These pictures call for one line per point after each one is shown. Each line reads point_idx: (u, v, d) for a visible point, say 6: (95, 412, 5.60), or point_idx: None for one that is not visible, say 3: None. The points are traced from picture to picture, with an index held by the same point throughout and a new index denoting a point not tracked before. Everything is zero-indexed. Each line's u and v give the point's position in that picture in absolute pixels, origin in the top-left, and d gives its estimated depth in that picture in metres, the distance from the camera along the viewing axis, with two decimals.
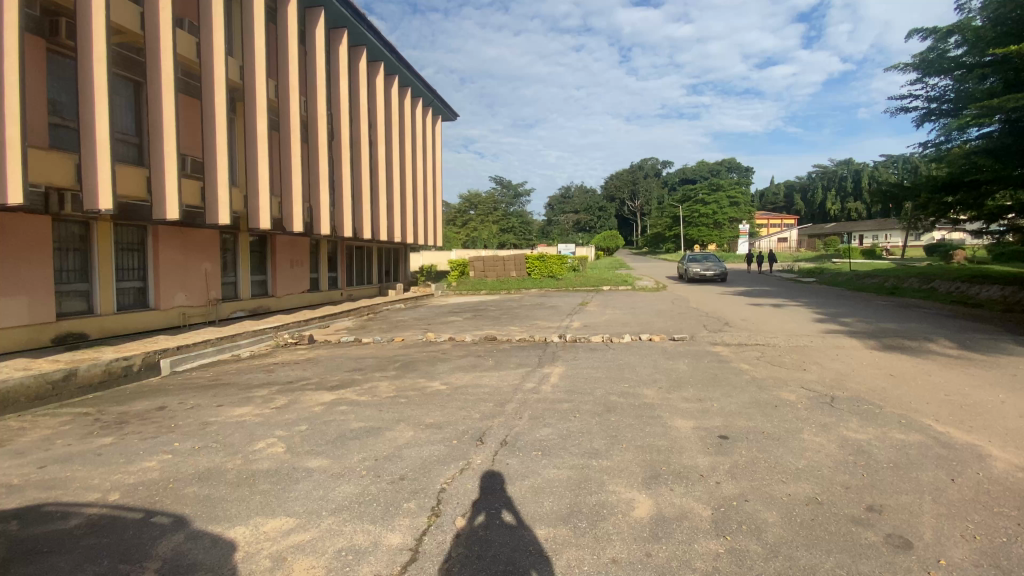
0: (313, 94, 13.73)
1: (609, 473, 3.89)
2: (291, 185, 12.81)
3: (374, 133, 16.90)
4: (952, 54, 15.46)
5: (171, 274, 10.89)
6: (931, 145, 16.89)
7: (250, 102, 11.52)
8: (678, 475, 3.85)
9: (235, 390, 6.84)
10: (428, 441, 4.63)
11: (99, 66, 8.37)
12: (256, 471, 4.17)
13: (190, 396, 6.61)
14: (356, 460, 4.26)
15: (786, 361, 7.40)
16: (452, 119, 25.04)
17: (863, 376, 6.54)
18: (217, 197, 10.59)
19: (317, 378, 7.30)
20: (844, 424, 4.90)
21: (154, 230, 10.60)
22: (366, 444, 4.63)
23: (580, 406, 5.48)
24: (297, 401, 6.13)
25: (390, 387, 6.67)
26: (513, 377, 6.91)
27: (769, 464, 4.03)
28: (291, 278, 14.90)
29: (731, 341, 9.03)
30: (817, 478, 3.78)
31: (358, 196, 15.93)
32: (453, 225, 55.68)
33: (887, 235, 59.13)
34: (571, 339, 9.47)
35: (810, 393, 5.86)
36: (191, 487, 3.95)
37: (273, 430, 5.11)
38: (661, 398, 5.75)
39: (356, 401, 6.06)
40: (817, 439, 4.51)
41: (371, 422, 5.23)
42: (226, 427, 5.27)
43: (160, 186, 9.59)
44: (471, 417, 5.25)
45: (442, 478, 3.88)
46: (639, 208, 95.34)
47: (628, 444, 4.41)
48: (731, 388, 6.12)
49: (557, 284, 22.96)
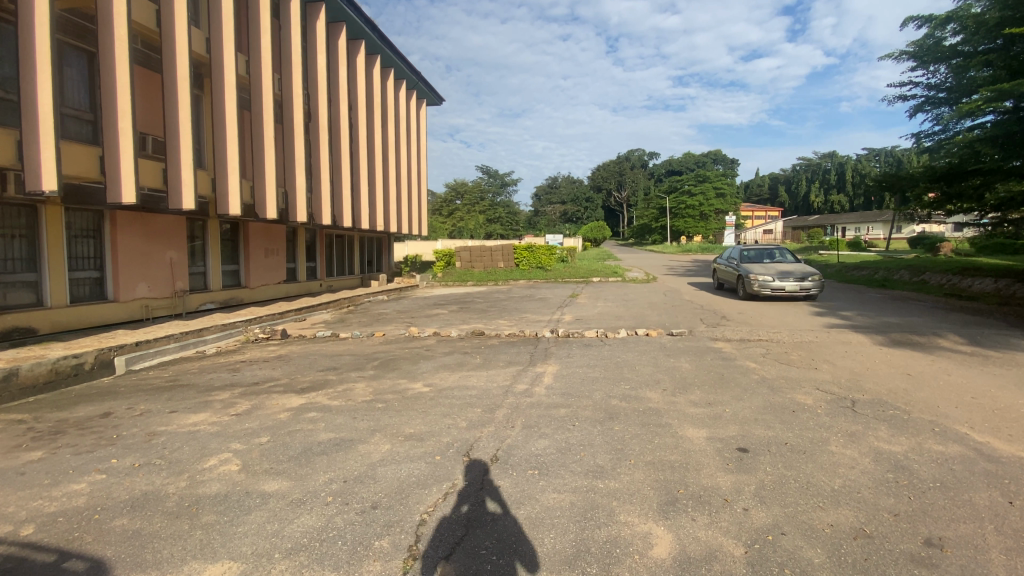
0: (287, 71, 12.86)
1: (619, 499, 3.32)
2: (264, 169, 12.01)
3: (354, 115, 16.06)
4: (950, 43, 15.16)
5: (131, 264, 10.06)
6: (925, 136, 16.58)
7: (216, 77, 10.65)
8: (699, 500, 3.31)
9: (193, 393, 6.13)
10: (406, 457, 4.03)
11: (41, 31, 7.48)
12: (201, 497, 3.53)
13: (140, 401, 5.89)
14: (321, 482, 3.64)
15: (795, 359, 6.92)
16: (437, 104, 24.12)
17: (879, 376, 6.07)
18: (181, 179, 9.78)
19: (286, 379, 6.62)
20: (873, 433, 4.39)
21: (111, 215, 9.73)
22: (333, 461, 4.00)
23: (580, 413, 4.92)
24: (261, 407, 5.46)
25: (367, 389, 6.02)
26: (503, 377, 6.31)
27: (800, 484, 3.51)
28: (266, 268, 14.07)
29: (733, 337, 8.50)
30: (858, 503, 3.26)
31: (337, 179, 15.13)
32: (439, 215, 54.60)
33: (869, 227, 60.05)
34: (563, 335, 8.91)
35: (828, 396, 5.36)
36: (121, 519, 3.30)
37: (229, 443, 4.47)
38: (667, 402, 5.19)
39: (327, 406, 5.41)
40: (848, 452, 3.99)
41: (343, 433, 4.59)
42: (175, 439, 4.61)
43: (115, 167, 8.76)
44: (457, 426, 4.65)
45: (422, 507, 3.27)
46: (625, 199, 94.88)
47: (636, 461, 3.85)
48: (741, 391, 5.59)
49: (546, 275, 22.48)
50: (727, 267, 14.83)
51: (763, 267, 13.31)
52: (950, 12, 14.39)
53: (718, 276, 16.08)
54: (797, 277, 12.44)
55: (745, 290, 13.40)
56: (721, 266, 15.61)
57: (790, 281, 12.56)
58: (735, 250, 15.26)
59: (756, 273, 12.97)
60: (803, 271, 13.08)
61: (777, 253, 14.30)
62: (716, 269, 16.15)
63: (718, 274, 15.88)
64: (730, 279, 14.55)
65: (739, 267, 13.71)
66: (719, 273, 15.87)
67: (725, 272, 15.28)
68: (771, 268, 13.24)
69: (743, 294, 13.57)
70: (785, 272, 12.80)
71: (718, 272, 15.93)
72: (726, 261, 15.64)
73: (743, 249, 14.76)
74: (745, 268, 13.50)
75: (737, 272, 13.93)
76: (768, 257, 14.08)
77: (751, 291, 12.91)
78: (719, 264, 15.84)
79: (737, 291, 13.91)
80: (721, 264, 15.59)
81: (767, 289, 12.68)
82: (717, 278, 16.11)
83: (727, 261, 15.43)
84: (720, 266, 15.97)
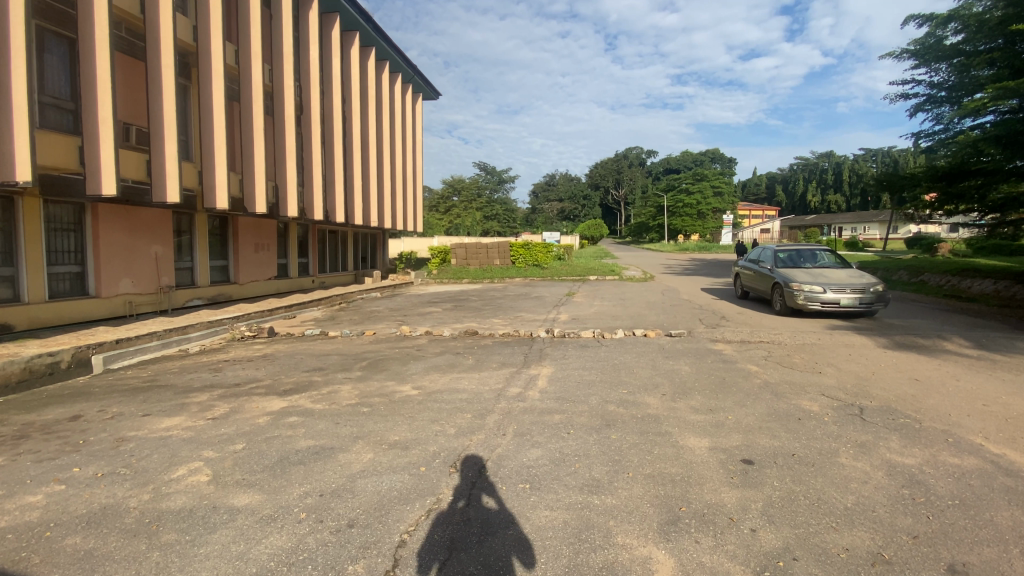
0: (278, 61, 12.51)
1: (616, 518, 3.06)
2: (254, 161, 11.68)
3: (347, 108, 15.71)
4: (951, 42, 14.98)
5: (114, 258, 9.75)
6: (924, 137, 16.52)
7: (203, 66, 10.33)
8: (702, 519, 3.06)
9: (170, 394, 5.85)
10: (388, 467, 3.77)
11: (14, 14, 7.14)
12: (164, 512, 3.27)
13: (114, 402, 5.61)
14: (295, 496, 3.38)
15: (798, 363, 6.68)
16: (433, 98, 23.73)
17: (886, 381, 5.84)
18: (165, 171, 9.46)
19: (269, 380, 6.35)
20: (885, 443, 4.15)
21: (93, 208, 9.42)
22: (310, 472, 3.73)
23: (575, 419, 4.67)
24: (239, 410, 5.18)
25: (353, 392, 5.75)
26: (495, 380, 6.05)
27: (811, 501, 3.26)
28: (256, 264, 13.75)
29: (733, 338, 8.26)
30: (874, 523, 3.03)
31: (329, 173, 14.79)
32: (435, 211, 54.20)
33: (865, 227, 60.03)
34: (559, 335, 8.63)
35: (834, 403, 5.12)
36: (75, 537, 3.03)
37: (201, 450, 4.20)
38: (667, 408, 4.95)
39: (309, 410, 5.13)
40: (859, 465, 3.75)
41: (324, 440, 4.32)
42: (144, 446, 4.34)
43: (95, 157, 8.45)
44: (445, 434, 4.39)
45: (403, 525, 3.01)
46: (623, 197, 94.57)
47: (635, 473, 3.60)
48: (744, 396, 5.35)
49: (543, 273, 22.21)
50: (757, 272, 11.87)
51: (807, 273, 10.33)
52: (951, 10, 14.11)
53: (742, 280, 13.11)
54: (855, 287, 9.50)
55: (784, 303, 10.46)
56: (748, 270, 12.59)
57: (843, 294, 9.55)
58: (762, 251, 12.28)
59: (798, 282, 10.01)
60: (857, 276, 10.13)
61: (815, 253, 11.31)
62: (740, 273, 13.25)
63: (741, 280, 12.94)
64: (761, 288, 11.57)
65: (775, 273, 10.78)
66: (743, 277, 12.91)
67: (752, 278, 12.31)
68: (817, 274, 10.26)
69: (782, 307, 10.61)
70: (837, 280, 9.84)
71: (743, 277, 12.95)
72: (752, 263, 12.66)
73: (774, 248, 11.76)
74: (783, 275, 10.54)
75: (771, 280, 10.97)
76: (809, 259, 11.06)
77: (795, 306, 9.94)
78: (744, 267, 12.86)
79: (773, 303, 10.99)
80: (748, 268, 12.57)
81: (816, 303, 9.73)
82: (741, 283, 13.14)
83: (754, 264, 12.44)
84: (743, 270, 13.07)
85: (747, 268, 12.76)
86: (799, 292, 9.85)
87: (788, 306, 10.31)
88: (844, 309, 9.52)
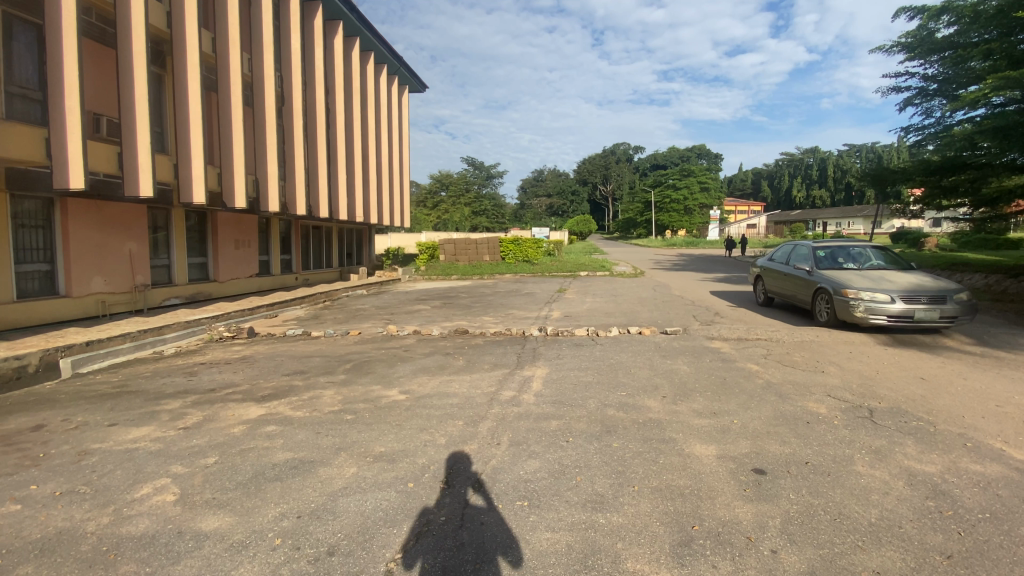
0: (258, 50, 12.03)
1: (624, 539, 2.80)
2: (232, 154, 11.22)
3: (330, 99, 15.22)
4: (942, 34, 15.10)
5: (85, 255, 9.26)
6: (913, 130, 16.65)
7: (179, 55, 9.86)
8: (717, 539, 2.81)
9: (140, 400, 5.45)
10: (374, 483, 3.46)
11: None
12: (123, 539, 2.93)
13: (79, 410, 5.20)
14: (271, 518, 3.08)
15: (799, 361, 6.47)
16: (420, 91, 23.24)
17: (892, 381, 5.66)
18: (139, 164, 8.99)
19: (247, 385, 5.98)
20: (901, 450, 3.96)
21: (63, 203, 8.93)
22: (288, 489, 3.41)
23: (573, 425, 4.40)
24: (214, 419, 4.83)
25: (336, 397, 5.42)
26: (488, 382, 5.75)
27: (832, 516, 3.05)
28: (235, 261, 13.25)
29: (730, 335, 8.05)
30: (902, 542, 2.83)
31: (312, 167, 14.32)
32: (422, 207, 53.76)
33: (849, 222, 60.65)
34: (552, 333, 8.36)
35: (842, 405, 4.92)
36: (25, 568, 2.70)
37: (169, 465, 3.84)
38: (668, 412, 4.70)
39: (289, 418, 4.80)
40: (877, 475, 3.56)
41: (304, 453, 4.00)
42: (107, 460, 3.96)
43: (62, 149, 7.95)
44: (434, 443, 4.10)
45: (389, 552, 2.72)
46: (610, 192, 94.78)
47: (640, 487, 3.34)
48: (748, 398, 5.11)
49: (533, 269, 21.91)
50: (789, 274, 9.78)
51: (862, 276, 8.24)
52: (945, 2, 14.06)
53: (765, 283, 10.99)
54: (930, 296, 7.44)
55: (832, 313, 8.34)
56: (774, 271, 10.49)
57: (913, 301, 7.46)
58: (793, 249, 10.19)
59: (854, 287, 7.92)
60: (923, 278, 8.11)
61: (860, 250, 9.28)
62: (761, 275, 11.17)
63: (764, 282, 10.91)
64: (796, 293, 9.45)
65: (816, 277, 8.75)
66: (767, 279, 10.80)
67: (779, 282, 10.27)
68: (875, 277, 8.17)
69: (828, 318, 8.49)
70: (903, 286, 7.77)
71: (766, 279, 10.84)
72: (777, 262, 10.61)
73: (810, 245, 9.68)
74: (831, 279, 8.43)
75: (811, 283, 8.93)
76: (855, 258, 9.02)
77: (852, 320, 7.82)
78: (769, 267, 10.73)
79: (814, 312, 8.90)
80: (775, 268, 10.46)
81: (879, 316, 7.62)
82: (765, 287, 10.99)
83: (782, 263, 10.34)
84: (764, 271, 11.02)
85: (772, 269, 10.66)
86: (859, 303, 7.72)
87: (837, 317, 8.22)
88: (918, 324, 7.46)
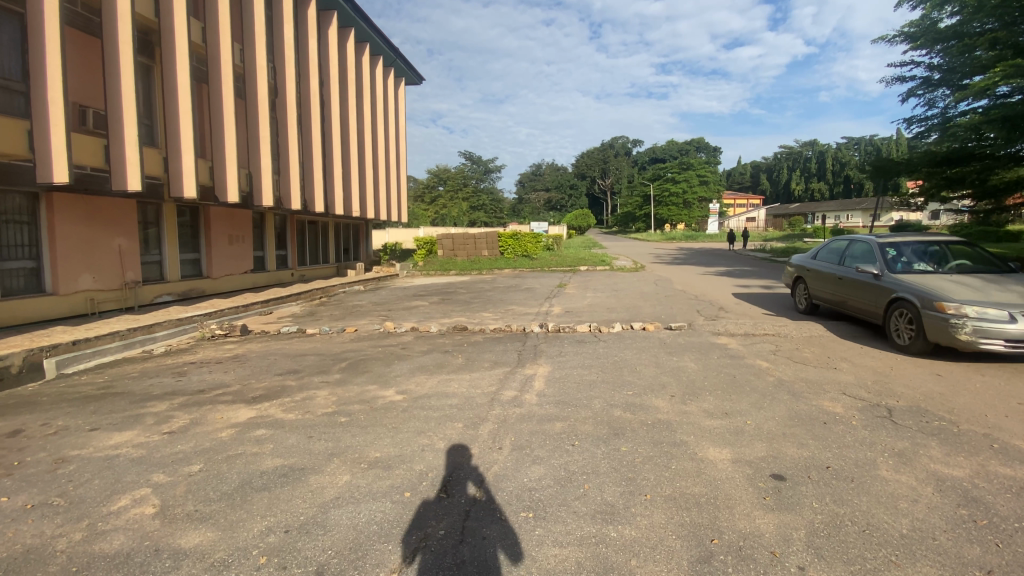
0: (250, 40, 11.72)
1: (638, 555, 2.58)
2: (224, 147, 10.93)
3: (325, 91, 14.91)
4: (945, 23, 14.87)
5: (73, 252, 9.00)
6: (915, 121, 16.45)
7: (167, 45, 9.55)
8: (739, 555, 2.60)
9: (124, 403, 5.20)
10: (368, 493, 3.24)
11: None
12: (96, 558, 2.70)
13: (60, 414, 4.96)
14: (257, 533, 2.86)
15: (810, 357, 6.26)
16: (415, 84, 22.92)
17: (908, 378, 5.45)
18: (126, 158, 8.70)
19: (238, 385, 5.74)
20: (925, 452, 3.76)
21: (48, 198, 8.64)
22: (276, 500, 3.19)
23: (579, 427, 4.18)
24: (201, 422, 4.60)
25: (330, 398, 5.19)
26: (488, 382, 5.53)
27: (860, 528, 2.84)
28: (229, 256, 12.97)
29: (737, 331, 7.84)
30: (938, 555, 2.62)
31: (306, 161, 14.02)
32: (421, 202, 53.48)
33: (849, 215, 60.38)
34: (554, 329, 8.14)
35: (859, 403, 4.71)
36: None
37: (151, 474, 3.61)
38: (678, 412, 4.49)
39: (280, 421, 4.57)
40: (904, 480, 3.35)
41: (295, 459, 3.78)
42: (85, 469, 3.72)
43: (45, 142, 7.65)
44: (432, 449, 3.87)
45: (383, 572, 2.50)
46: (609, 186, 94.52)
47: (653, 495, 3.12)
48: (760, 397, 4.89)
49: (533, 263, 21.64)
50: (846, 279, 7.63)
51: (957, 284, 6.13)
52: None
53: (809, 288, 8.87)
54: None
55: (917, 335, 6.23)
56: (823, 273, 8.37)
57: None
58: (849, 245, 8.05)
59: (952, 300, 5.82)
60: None
61: (941, 249, 7.16)
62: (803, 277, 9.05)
63: (808, 287, 8.80)
64: (857, 303, 7.35)
65: (887, 285, 6.67)
66: (812, 284, 8.68)
67: (830, 288, 8.13)
68: (974, 285, 6.08)
69: (911, 346, 6.34)
70: (1019, 298, 5.72)
71: (812, 283, 8.70)
72: (826, 263, 8.48)
73: (873, 242, 7.56)
74: (915, 286, 6.30)
75: (878, 292, 6.84)
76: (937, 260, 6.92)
77: (953, 345, 5.76)
78: (815, 268, 8.60)
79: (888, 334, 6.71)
80: (824, 270, 8.35)
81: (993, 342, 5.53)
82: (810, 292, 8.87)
83: (833, 264, 8.24)
84: (808, 273, 8.89)
85: (818, 270, 8.56)
86: (965, 323, 5.63)
87: (927, 339, 6.09)
88: None
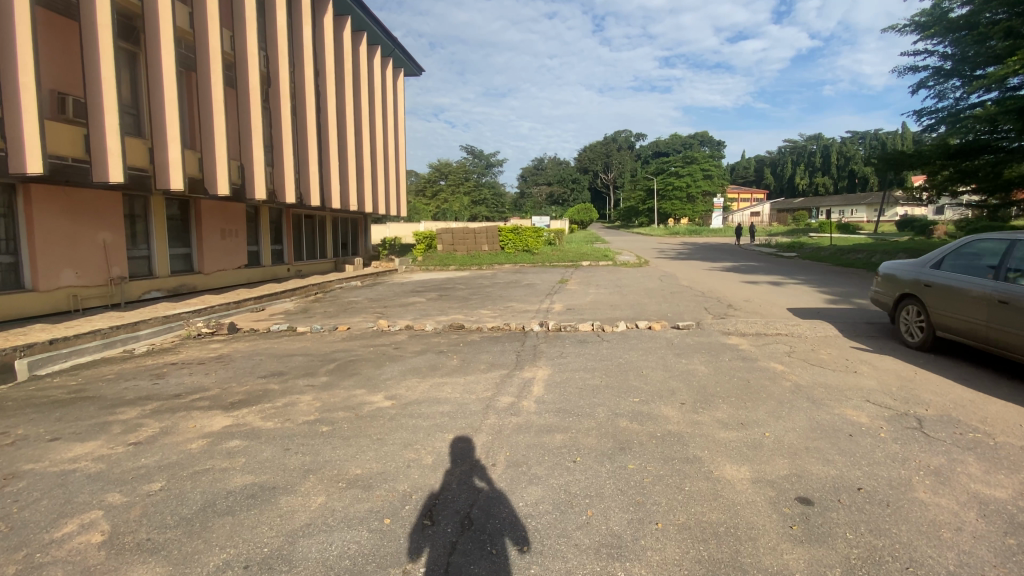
0: (240, 26, 11.29)
1: None
2: (213, 137, 10.53)
3: (320, 81, 14.47)
4: (956, 13, 14.35)
5: (52, 247, 8.63)
6: (926, 113, 15.93)
7: (150, 29, 9.14)
8: None
9: (93, 410, 4.84)
10: (343, 518, 2.88)
11: None
12: None
13: (22, 421, 4.60)
14: (209, 568, 2.50)
15: (829, 360, 5.86)
16: (415, 76, 22.45)
17: (934, 383, 5.06)
18: (106, 147, 8.31)
19: (217, 389, 5.39)
20: (965, 470, 3.37)
21: (25, 190, 8.28)
22: (239, 527, 2.83)
23: (581, 440, 3.80)
24: (170, 432, 4.25)
25: (313, 404, 4.83)
26: (484, 386, 5.16)
27: (903, 565, 2.47)
28: (221, 251, 12.59)
29: (748, 330, 7.46)
30: None
31: (301, 151, 13.58)
32: (422, 196, 53.07)
33: (853, 210, 59.53)
34: (554, 328, 7.74)
35: (885, 413, 4.32)
36: None
37: (107, 493, 3.26)
38: (689, 423, 4.12)
39: (257, 431, 4.22)
40: (945, 505, 2.98)
41: (267, 475, 3.43)
42: (34, 487, 3.36)
43: (17, 129, 7.26)
44: (419, 464, 3.51)
45: None
46: (611, 180, 93.85)
47: (665, 525, 2.75)
48: (776, 404, 4.52)
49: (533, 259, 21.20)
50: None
51: None
52: None
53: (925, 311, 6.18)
54: None
55: None
56: (955, 289, 5.71)
57: None
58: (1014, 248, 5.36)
59: None
60: None
61: None
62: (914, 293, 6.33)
63: (928, 308, 6.08)
64: None
65: None
66: (936, 305, 5.96)
67: (976, 311, 5.42)
68: None
69: None
70: None
71: (934, 303, 5.99)
72: (961, 275, 5.79)
73: None
74: None
75: None
76: None
77: None
78: (942, 282, 5.88)
79: None
80: (961, 285, 5.64)
81: None
82: (927, 317, 6.17)
83: (977, 278, 5.56)
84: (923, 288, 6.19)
85: (947, 284, 5.86)
86: None
87: None
88: None
